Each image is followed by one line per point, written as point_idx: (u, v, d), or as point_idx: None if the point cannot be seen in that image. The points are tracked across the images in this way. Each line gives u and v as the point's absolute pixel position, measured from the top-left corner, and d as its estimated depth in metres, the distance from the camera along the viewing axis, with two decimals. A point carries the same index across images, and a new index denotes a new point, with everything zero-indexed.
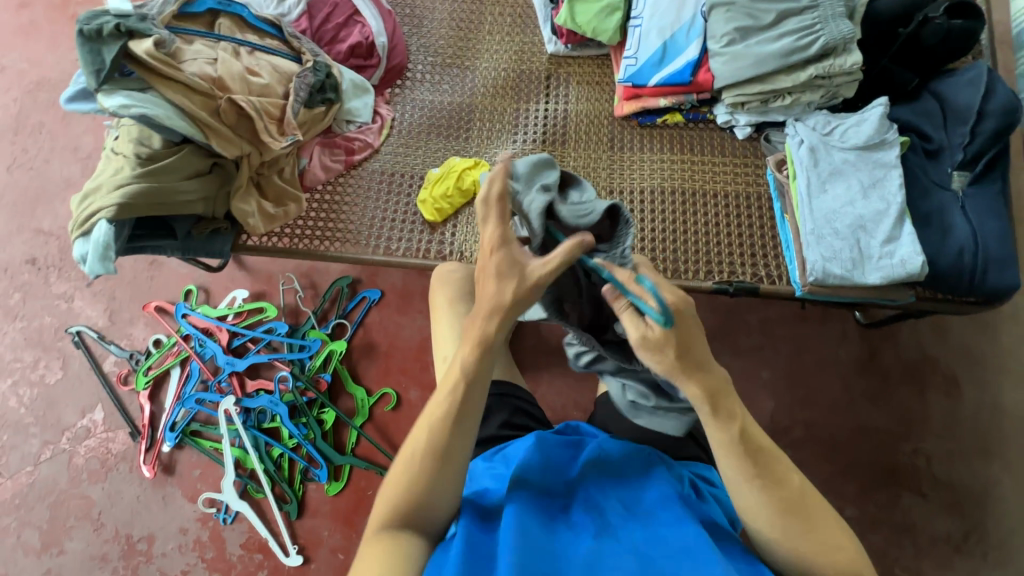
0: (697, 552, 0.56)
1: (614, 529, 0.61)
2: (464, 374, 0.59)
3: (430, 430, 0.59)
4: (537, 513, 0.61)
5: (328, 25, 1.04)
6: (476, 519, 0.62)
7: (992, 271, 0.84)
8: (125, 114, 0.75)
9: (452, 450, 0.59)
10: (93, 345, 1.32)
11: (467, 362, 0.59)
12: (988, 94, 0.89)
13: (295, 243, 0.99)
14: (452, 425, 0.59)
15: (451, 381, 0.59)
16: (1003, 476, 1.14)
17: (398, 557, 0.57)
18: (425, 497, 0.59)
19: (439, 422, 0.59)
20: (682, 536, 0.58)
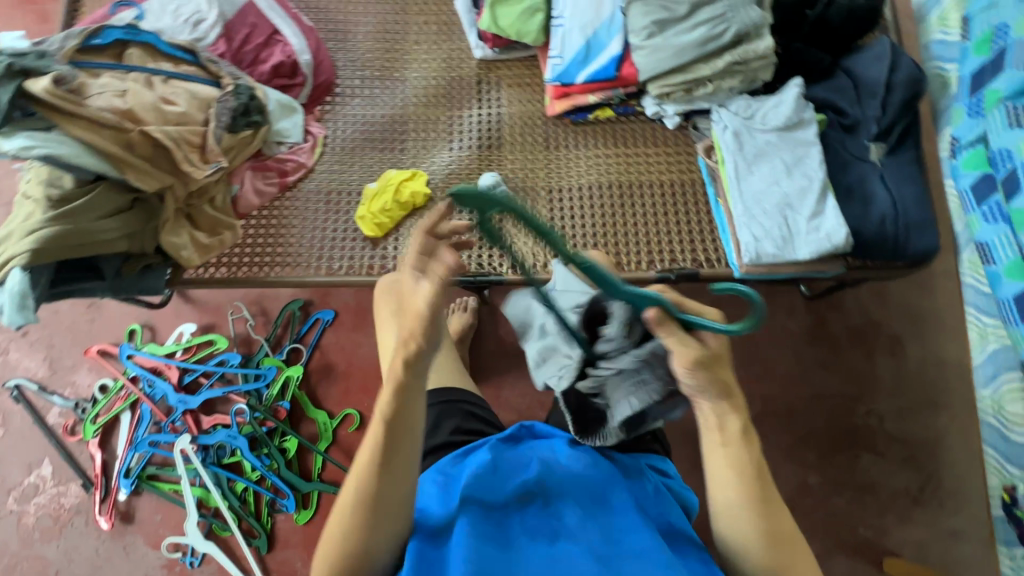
0: (654, 556, 0.56)
1: (569, 533, 0.59)
2: (385, 417, 0.55)
3: (359, 481, 0.55)
4: (492, 528, 0.59)
5: (248, 46, 1.02)
6: (427, 540, 0.59)
7: (914, 234, 0.88)
8: (27, 156, 0.73)
9: (386, 501, 0.55)
10: (34, 398, 1.26)
11: (387, 406, 0.54)
12: (894, 67, 0.93)
13: (234, 272, 0.97)
14: (380, 473, 0.55)
15: (376, 426, 0.55)
16: (951, 427, 1.19)
17: None
18: (365, 547, 0.56)
19: (377, 457, 0.55)
20: (639, 539, 0.58)
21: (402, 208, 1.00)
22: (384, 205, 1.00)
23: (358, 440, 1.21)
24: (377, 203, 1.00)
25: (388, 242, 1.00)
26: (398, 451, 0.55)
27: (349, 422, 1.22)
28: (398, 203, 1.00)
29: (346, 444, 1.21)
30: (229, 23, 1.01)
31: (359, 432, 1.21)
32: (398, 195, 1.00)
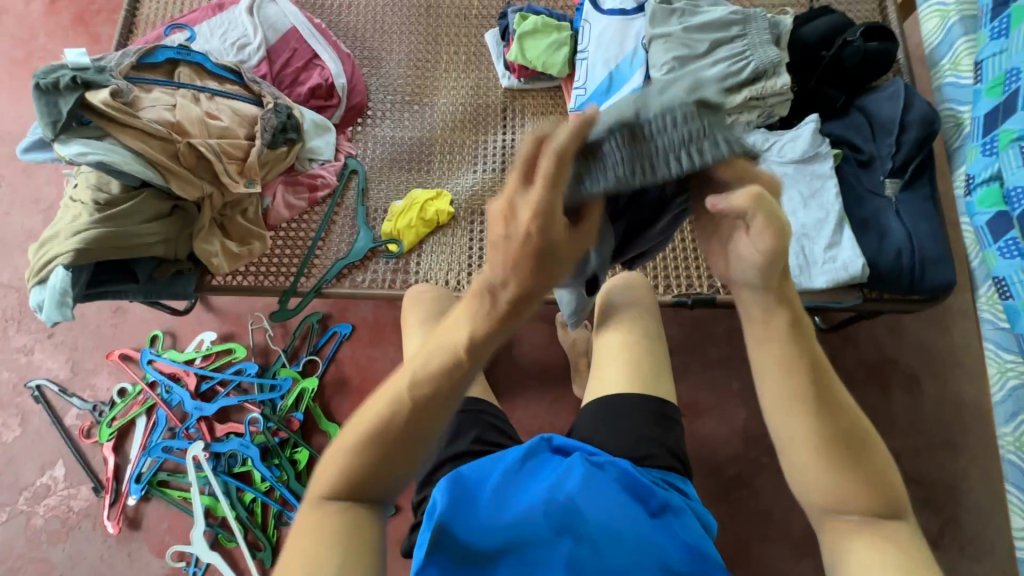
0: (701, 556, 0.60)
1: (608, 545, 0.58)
2: (450, 352, 0.49)
3: (383, 412, 0.51)
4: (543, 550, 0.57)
5: (288, 69, 1.08)
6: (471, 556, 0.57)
7: (928, 269, 0.89)
8: (81, 161, 0.77)
9: (417, 428, 0.51)
10: (54, 400, 1.28)
11: (461, 336, 0.48)
12: (908, 108, 0.96)
13: (261, 281, 1.00)
14: (409, 416, 0.50)
15: (430, 359, 0.50)
16: (970, 469, 1.17)
17: (339, 529, 0.51)
18: (379, 476, 0.52)
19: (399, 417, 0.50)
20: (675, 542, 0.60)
21: (427, 225, 1.04)
22: (409, 222, 1.03)
23: None
24: (403, 220, 1.03)
25: (410, 257, 1.03)
26: (426, 415, 0.50)
27: None
28: (423, 221, 1.04)
29: None
30: (272, 48, 1.08)
31: None
32: (423, 213, 1.04)
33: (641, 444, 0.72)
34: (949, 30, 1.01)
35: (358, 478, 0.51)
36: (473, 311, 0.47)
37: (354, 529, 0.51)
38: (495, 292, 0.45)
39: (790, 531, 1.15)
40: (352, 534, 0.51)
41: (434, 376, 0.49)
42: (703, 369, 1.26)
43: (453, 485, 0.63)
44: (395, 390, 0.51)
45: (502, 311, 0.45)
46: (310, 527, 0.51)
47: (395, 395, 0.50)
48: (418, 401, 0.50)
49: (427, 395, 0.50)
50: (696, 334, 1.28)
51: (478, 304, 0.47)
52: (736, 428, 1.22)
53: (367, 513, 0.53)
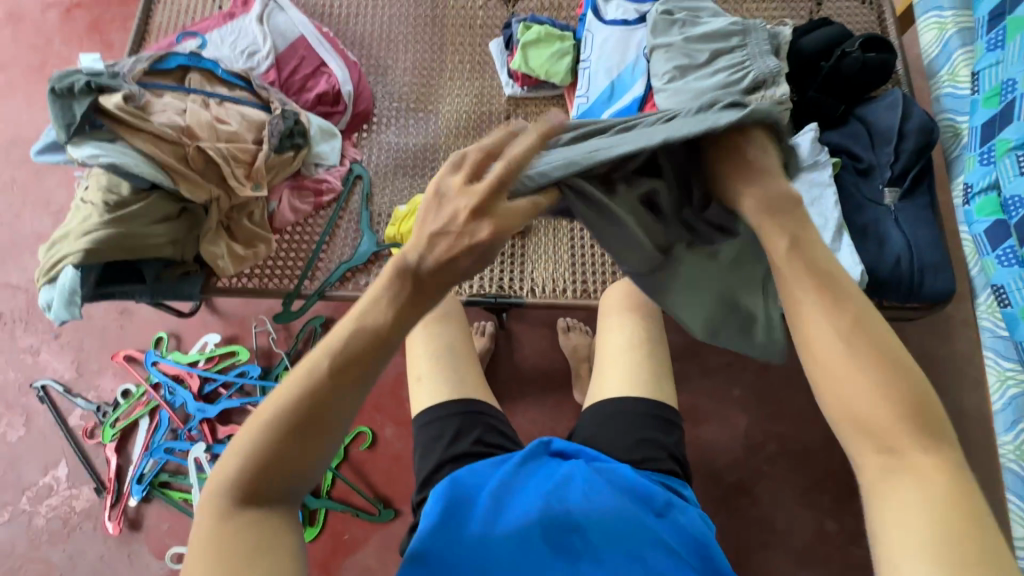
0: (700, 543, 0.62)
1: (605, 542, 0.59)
2: (358, 324, 0.49)
3: (290, 396, 0.48)
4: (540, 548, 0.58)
5: (296, 76, 1.10)
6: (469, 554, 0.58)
7: (927, 276, 0.90)
8: (94, 163, 0.80)
9: (328, 407, 0.48)
10: (59, 400, 1.29)
11: (378, 306, 0.49)
12: (906, 116, 0.98)
13: (265, 283, 1.01)
14: (319, 392, 0.48)
15: (338, 337, 0.48)
16: (973, 478, 1.16)
17: (255, 535, 0.46)
18: (292, 468, 0.48)
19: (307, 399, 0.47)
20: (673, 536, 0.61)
21: None
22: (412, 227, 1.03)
23: (369, 459, 1.21)
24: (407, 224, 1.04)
25: None
26: (338, 389, 0.48)
27: (360, 440, 1.22)
28: None
29: (356, 462, 1.21)
30: (280, 55, 1.10)
31: (370, 450, 1.22)
32: None
33: (641, 447, 0.73)
34: (946, 42, 1.02)
35: (263, 472, 0.47)
36: (397, 295, 0.49)
37: (263, 526, 0.47)
38: (417, 273, 0.49)
39: (790, 539, 1.14)
40: (264, 539, 0.46)
41: (349, 345, 0.48)
42: (704, 376, 1.26)
43: (453, 494, 0.64)
44: (311, 367, 0.48)
45: (424, 276, 0.49)
46: (211, 530, 0.46)
47: (311, 372, 0.48)
48: (330, 375, 0.48)
49: (344, 375, 0.48)
50: (697, 340, 1.28)
51: (398, 284, 0.49)
52: (737, 435, 1.22)
53: (275, 516, 0.48)
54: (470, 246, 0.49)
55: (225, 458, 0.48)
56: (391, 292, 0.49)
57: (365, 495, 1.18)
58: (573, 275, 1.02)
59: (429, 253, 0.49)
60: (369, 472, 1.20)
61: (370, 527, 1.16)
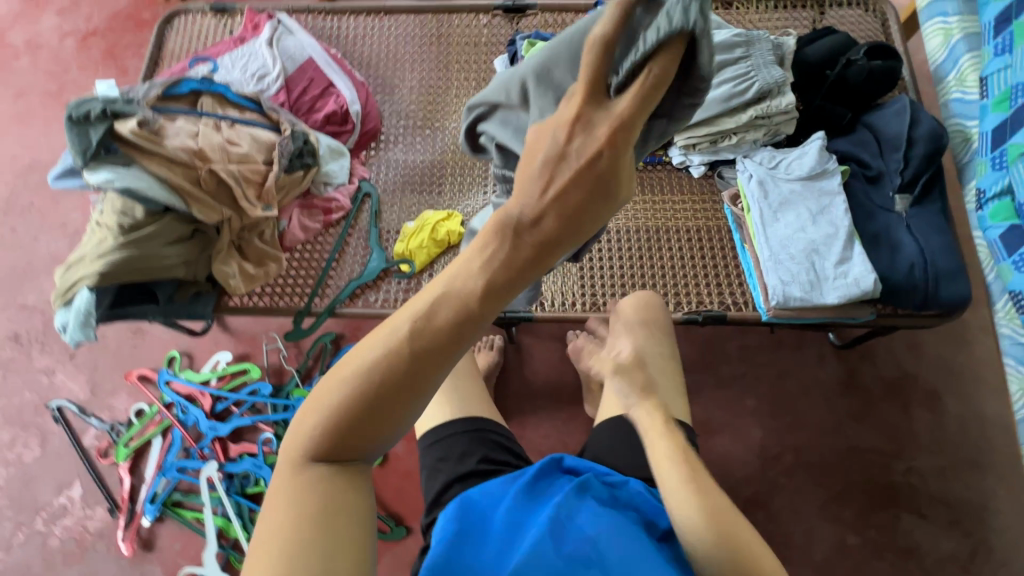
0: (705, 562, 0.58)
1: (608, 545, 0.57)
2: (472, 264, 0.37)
3: (382, 345, 0.38)
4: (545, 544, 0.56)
5: (305, 97, 1.12)
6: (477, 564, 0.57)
7: (943, 283, 0.88)
8: (109, 187, 0.82)
9: (422, 366, 0.38)
10: (73, 420, 1.30)
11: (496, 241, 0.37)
12: (914, 123, 0.97)
13: (276, 302, 1.01)
14: (419, 344, 0.37)
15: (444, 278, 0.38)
16: (998, 488, 1.13)
17: (324, 506, 0.39)
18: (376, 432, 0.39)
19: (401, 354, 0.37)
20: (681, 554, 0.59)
21: (438, 245, 1.05)
22: (421, 242, 1.05)
23: (380, 475, 1.21)
24: (415, 240, 1.05)
25: (422, 277, 1.05)
26: (437, 345, 0.38)
27: None
28: (434, 241, 1.05)
29: None
30: (290, 77, 1.12)
31: (381, 467, 1.21)
32: (434, 233, 1.05)
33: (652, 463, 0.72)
34: (952, 48, 1.02)
35: (342, 433, 0.39)
36: (491, 253, 0.37)
37: (338, 501, 0.40)
38: (522, 230, 0.37)
39: (811, 553, 1.11)
40: (331, 514, 0.39)
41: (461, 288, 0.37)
42: (717, 387, 1.24)
43: (463, 512, 0.65)
44: (396, 326, 0.38)
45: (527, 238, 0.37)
46: (285, 496, 0.39)
47: (399, 334, 0.38)
48: (433, 325, 0.37)
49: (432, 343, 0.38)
50: (709, 351, 1.27)
51: (500, 241, 0.37)
52: (752, 447, 1.20)
53: (349, 487, 0.41)
54: (578, 170, 0.36)
55: (301, 415, 0.41)
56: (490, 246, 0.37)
57: (376, 512, 1.17)
58: (581, 288, 1.02)
59: (540, 202, 0.36)
60: (381, 488, 1.20)
61: (383, 545, 1.15)
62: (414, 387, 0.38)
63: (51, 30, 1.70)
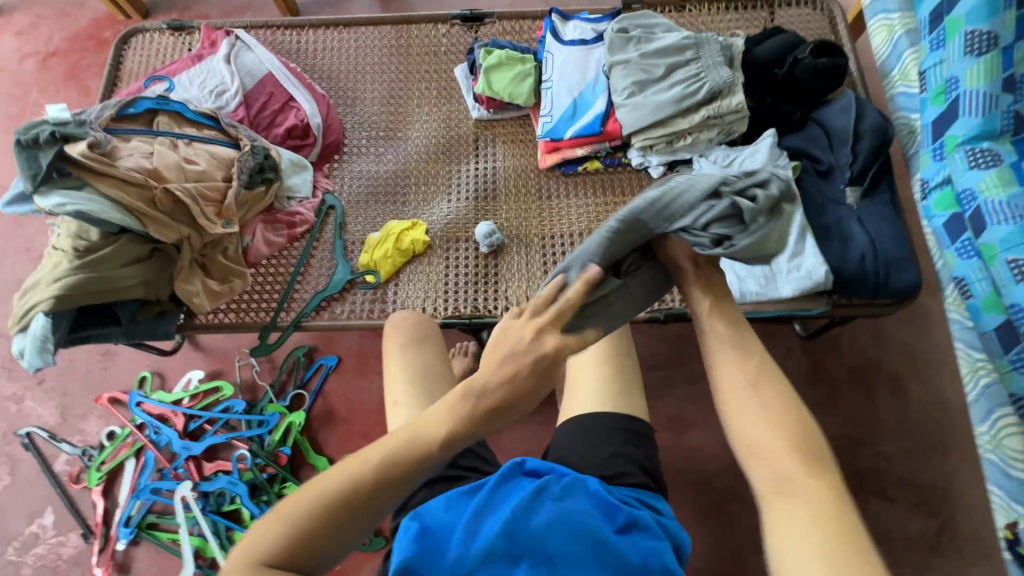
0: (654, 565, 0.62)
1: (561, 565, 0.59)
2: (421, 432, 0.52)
3: (345, 477, 0.50)
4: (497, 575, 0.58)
5: (265, 112, 1.12)
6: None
7: (893, 272, 0.91)
8: (60, 212, 0.80)
9: (377, 503, 0.50)
10: (44, 446, 1.28)
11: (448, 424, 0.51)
12: (860, 118, 0.99)
13: (242, 317, 1.02)
14: (376, 480, 0.50)
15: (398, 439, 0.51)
16: (962, 469, 1.16)
17: None
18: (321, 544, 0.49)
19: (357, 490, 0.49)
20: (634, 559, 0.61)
21: (403, 255, 1.06)
22: (385, 252, 1.05)
23: None
24: (379, 251, 1.05)
25: (388, 286, 1.05)
26: (394, 481, 0.50)
27: None
28: (399, 251, 1.06)
29: None
30: (249, 93, 1.12)
31: None
32: (398, 243, 1.06)
33: (613, 461, 0.73)
34: (895, 43, 1.05)
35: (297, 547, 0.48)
36: (456, 414, 0.52)
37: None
38: (476, 398, 0.52)
39: None
40: None
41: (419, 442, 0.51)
42: (688, 383, 1.26)
43: (424, 518, 0.64)
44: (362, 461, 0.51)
45: (481, 411, 0.52)
46: None
47: (351, 482, 0.49)
48: (388, 472, 0.50)
49: (380, 488, 0.50)
50: (679, 348, 1.29)
51: (459, 407, 0.52)
52: (724, 440, 1.21)
53: None
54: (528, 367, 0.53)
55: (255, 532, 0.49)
56: (451, 411, 0.52)
57: None
58: None
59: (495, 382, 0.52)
60: None
61: (363, 557, 1.15)
62: (367, 512, 0.50)
63: (9, 52, 1.68)
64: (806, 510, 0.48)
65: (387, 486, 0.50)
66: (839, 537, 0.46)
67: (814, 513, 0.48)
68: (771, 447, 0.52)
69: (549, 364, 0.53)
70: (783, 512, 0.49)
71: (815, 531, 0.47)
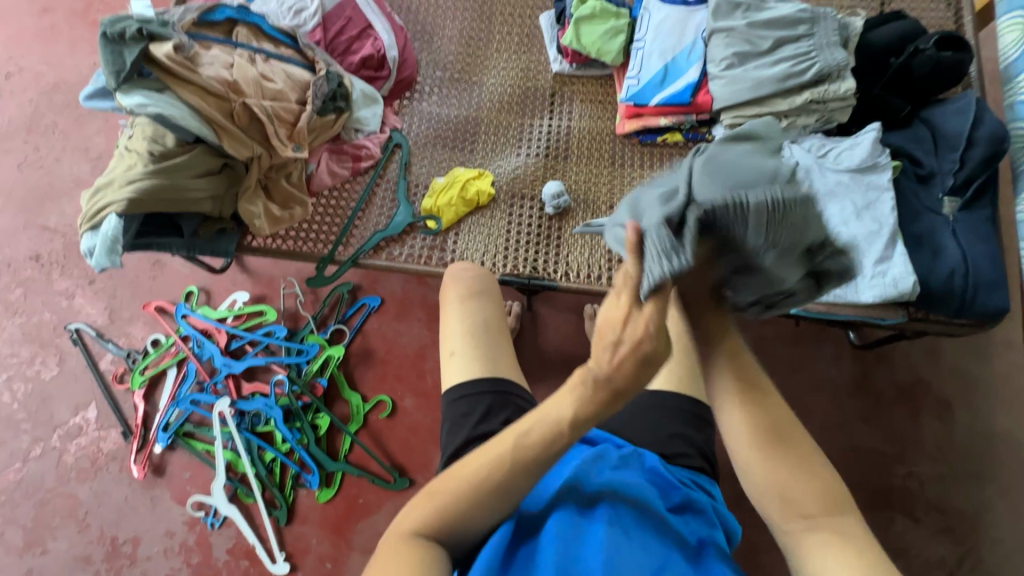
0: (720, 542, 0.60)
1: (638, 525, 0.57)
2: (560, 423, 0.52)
3: (488, 459, 0.54)
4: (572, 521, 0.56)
5: (342, 37, 1.08)
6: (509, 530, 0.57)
7: (982, 293, 0.86)
8: (142, 112, 0.80)
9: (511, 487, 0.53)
10: (91, 344, 1.32)
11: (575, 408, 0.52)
12: (977, 123, 0.92)
13: (298, 246, 1.01)
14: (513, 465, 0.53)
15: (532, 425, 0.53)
16: (997, 501, 1.13)
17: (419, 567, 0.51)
18: (468, 516, 0.53)
19: (499, 468, 0.53)
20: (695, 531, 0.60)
21: (466, 205, 1.03)
22: (449, 200, 1.03)
23: (387, 428, 1.22)
24: (443, 197, 1.03)
25: (447, 235, 1.03)
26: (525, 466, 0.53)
27: (380, 409, 1.23)
28: (463, 200, 1.03)
29: (375, 430, 1.22)
30: (327, 14, 1.08)
31: (390, 419, 1.23)
32: (463, 192, 1.03)
33: (672, 442, 0.71)
34: None
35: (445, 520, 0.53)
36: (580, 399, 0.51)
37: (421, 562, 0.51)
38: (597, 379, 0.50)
39: None
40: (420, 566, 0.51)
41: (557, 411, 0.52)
42: None
43: None
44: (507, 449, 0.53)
45: (604, 398, 0.51)
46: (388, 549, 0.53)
47: (478, 477, 0.53)
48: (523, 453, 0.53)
49: (492, 488, 0.53)
50: None
51: (582, 390, 0.51)
52: None
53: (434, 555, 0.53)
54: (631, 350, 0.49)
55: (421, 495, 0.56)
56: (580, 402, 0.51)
57: (381, 462, 1.19)
58: (608, 262, 1.00)
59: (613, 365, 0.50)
60: (387, 441, 1.21)
61: (385, 494, 1.18)
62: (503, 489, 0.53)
63: None
64: (843, 559, 0.54)
65: (505, 488, 0.53)
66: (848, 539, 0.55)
67: (848, 541, 0.55)
68: (792, 495, 0.57)
69: (643, 358, 0.49)
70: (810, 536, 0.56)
71: (834, 533, 0.56)
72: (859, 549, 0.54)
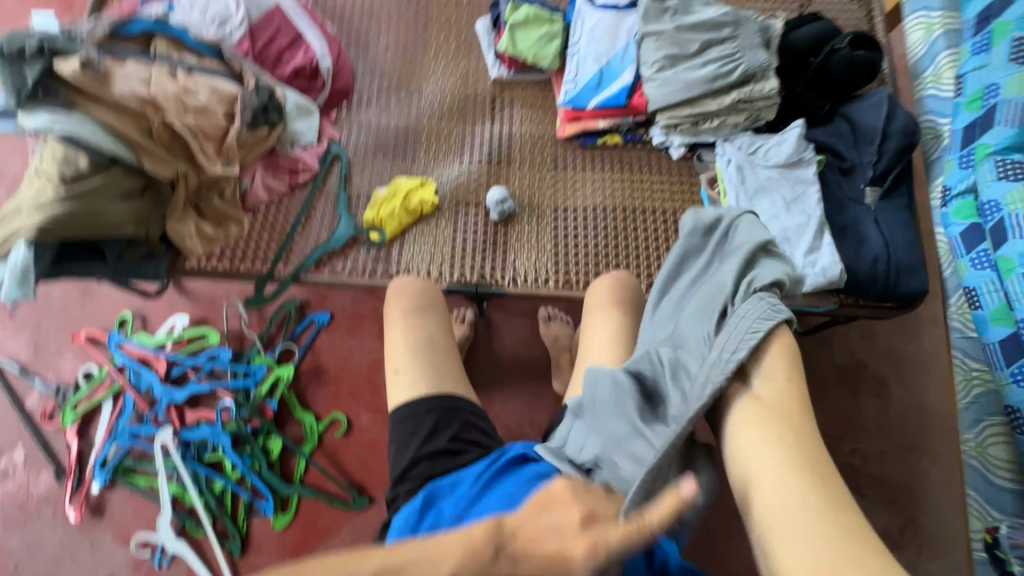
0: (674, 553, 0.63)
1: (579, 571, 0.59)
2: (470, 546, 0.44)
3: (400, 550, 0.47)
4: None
5: (271, 48, 1.04)
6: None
7: (903, 277, 0.91)
8: (48, 132, 0.76)
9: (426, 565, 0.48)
10: (14, 380, 1.23)
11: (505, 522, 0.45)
12: (890, 117, 0.98)
13: (236, 266, 0.97)
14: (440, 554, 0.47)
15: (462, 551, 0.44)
16: (932, 470, 1.19)
17: None
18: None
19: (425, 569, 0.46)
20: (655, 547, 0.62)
21: (410, 215, 1.02)
22: (392, 210, 1.01)
23: (343, 447, 1.19)
24: (386, 209, 1.01)
25: (392, 246, 1.01)
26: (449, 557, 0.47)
27: (335, 427, 1.20)
28: (406, 211, 1.02)
29: (331, 449, 1.19)
30: (255, 25, 1.04)
31: (345, 438, 1.19)
32: (406, 202, 1.02)
33: None
34: (932, 43, 1.05)
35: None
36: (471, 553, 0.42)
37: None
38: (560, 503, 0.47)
39: None
40: None
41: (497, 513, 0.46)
42: None
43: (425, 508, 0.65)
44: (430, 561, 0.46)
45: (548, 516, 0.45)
46: None
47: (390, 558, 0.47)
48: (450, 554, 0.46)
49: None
50: None
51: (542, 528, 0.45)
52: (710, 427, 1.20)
53: None
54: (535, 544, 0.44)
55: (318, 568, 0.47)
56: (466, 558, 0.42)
57: (338, 482, 1.15)
58: (554, 266, 1.00)
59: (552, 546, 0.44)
60: (343, 459, 1.18)
61: (343, 515, 1.14)
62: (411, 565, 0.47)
63: None
64: (778, 479, 0.51)
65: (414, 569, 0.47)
66: (813, 500, 0.49)
67: (785, 479, 0.51)
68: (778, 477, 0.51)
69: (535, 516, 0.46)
70: (761, 468, 0.53)
71: (788, 477, 0.51)
72: (802, 489, 0.49)
